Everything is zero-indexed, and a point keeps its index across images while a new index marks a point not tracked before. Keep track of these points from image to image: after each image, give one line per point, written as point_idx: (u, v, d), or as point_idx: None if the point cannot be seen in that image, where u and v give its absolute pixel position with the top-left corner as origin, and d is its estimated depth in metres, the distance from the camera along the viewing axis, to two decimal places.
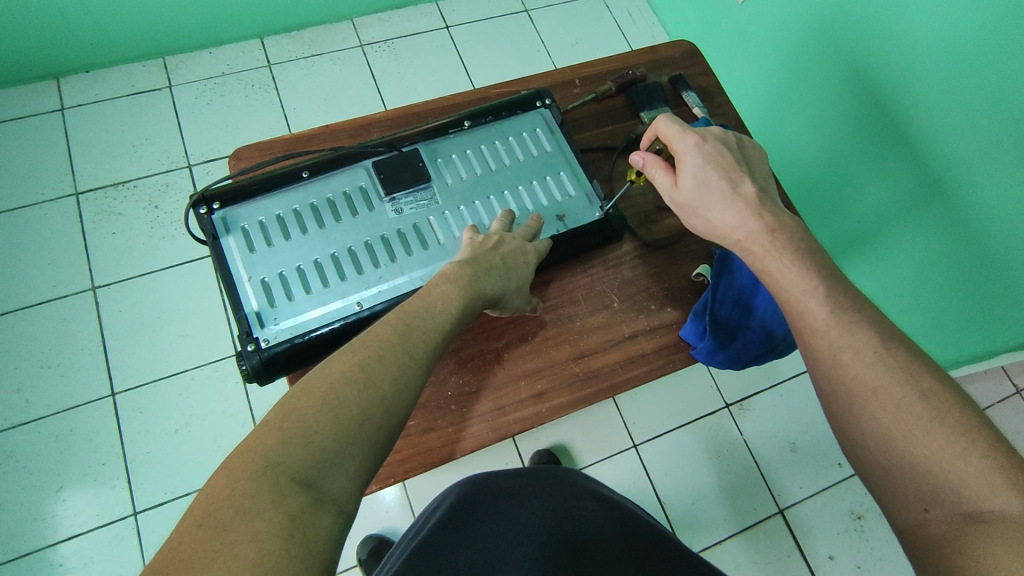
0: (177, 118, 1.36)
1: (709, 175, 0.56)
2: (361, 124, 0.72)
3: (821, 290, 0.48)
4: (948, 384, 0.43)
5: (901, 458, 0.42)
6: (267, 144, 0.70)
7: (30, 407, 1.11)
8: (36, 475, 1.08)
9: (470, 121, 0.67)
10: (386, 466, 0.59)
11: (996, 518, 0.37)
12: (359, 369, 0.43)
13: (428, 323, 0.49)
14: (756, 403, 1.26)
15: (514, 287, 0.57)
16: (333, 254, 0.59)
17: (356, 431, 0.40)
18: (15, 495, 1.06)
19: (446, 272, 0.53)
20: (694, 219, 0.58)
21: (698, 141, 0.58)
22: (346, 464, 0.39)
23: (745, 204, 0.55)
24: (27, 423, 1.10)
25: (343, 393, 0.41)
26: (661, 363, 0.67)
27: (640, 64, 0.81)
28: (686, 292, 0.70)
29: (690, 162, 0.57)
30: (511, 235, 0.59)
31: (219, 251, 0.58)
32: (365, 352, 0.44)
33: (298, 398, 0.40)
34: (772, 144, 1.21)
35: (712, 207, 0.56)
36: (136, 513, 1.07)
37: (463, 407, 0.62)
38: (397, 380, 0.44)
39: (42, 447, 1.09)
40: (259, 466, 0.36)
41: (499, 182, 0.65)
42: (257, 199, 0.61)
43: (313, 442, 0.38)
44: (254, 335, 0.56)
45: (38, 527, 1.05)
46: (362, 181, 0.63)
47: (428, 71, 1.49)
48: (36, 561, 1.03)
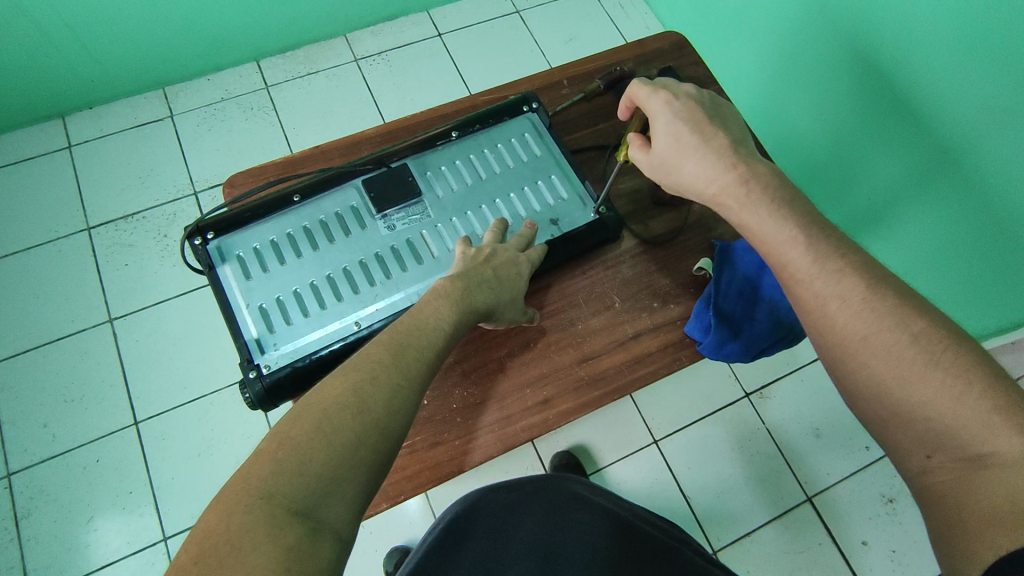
0: (180, 147, 1.37)
1: (681, 134, 0.54)
2: (351, 143, 0.72)
3: (804, 241, 0.46)
4: (939, 325, 0.41)
5: (901, 410, 0.40)
6: (259, 169, 0.70)
7: (57, 440, 1.14)
8: (67, 507, 1.10)
9: (458, 132, 0.67)
10: (394, 483, 0.59)
11: (996, 462, 0.36)
12: (350, 394, 0.42)
13: (422, 340, 0.49)
14: (777, 390, 1.23)
15: (506, 298, 0.57)
16: (329, 276, 0.59)
17: (351, 455, 0.40)
18: (48, 528, 1.08)
19: (437, 286, 0.53)
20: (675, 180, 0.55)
21: (668, 99, 0.55)
22: (343, 491, 0.39)
23: (718, 155, 0.52)
24: (56, 457, 1.13)
25: (337, 418, 0.41)
26: (668, 361, 0.65)
27: (628, 59, 0.80)
28: (689, 287, 0.69)
29: (663, 122, 0.55)
30: (503, 245, 0.59)
31: (216, 281, 0.58)
32: (358, 375, 0.44)
33: (290, 426, 0.40)
34: (776, 126, 1.19)
35: (689, 164, 0.53)
36: (166, 539, 1.09)
37: (469, 419, 0.62)
38: (392, 401, 0.43)
39: (71, 479, 1.11)
40: (254, 498, 0.36)
41: (491, 190, 0.65)
42: (251, 226, 0.61)
43: (308, 471, 0.38)
44: (256, 362, 0.56)
45: (72, 557, 1.07)
46: (353, 201, 0.63)
47: (423, 80, 1.49)
48: None
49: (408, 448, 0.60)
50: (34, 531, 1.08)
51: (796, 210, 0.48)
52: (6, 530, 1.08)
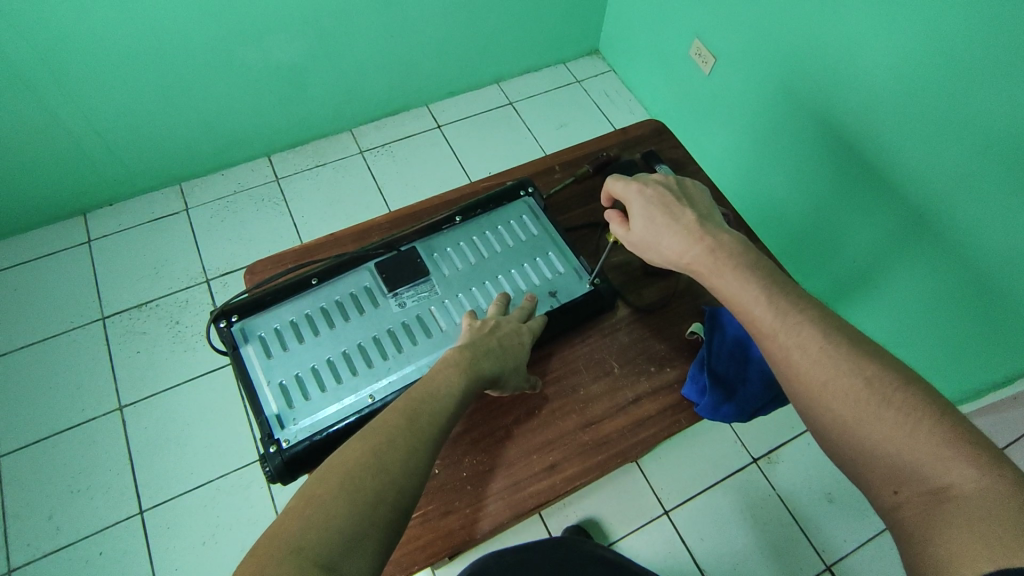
0: (195, 238, 1.45)
1: (653, 213, 0.60)
2: (363, 230, 0.79)
3: (764, 299, 0.51)
4: (891, 370, 0.45)
5: (865, 450, 0.43)
6: (278, 257, 0.76)
7: (61, 532, 1.13)
8: None
9: (461, 216, 0.73)
10: (408, 553, 0.60)
11: (957, 493, 0.38)
12: (369, 456, 0.45)
13: (432, 407, 0.51)
14: (784, 455, 1.24)
15: (510, 368, 0.60)
16: (344, 352, 0.64)
17: (372, 511, 0.43)
18: None
19: (446, 357, 0.57)
20: (652, 254, 0.61)
21: (636, 187, 0.62)
22: (363, 547, 0.41)
23: (686, 230, 0.58)
24: (60, 549, 1.12)
25: (359, 478, 0.44)
26: (667, 423, 0.68)
27: (612, 145, 0.88)
28: (682, 351, 0.73)
29: (637, 206, 0.62)
30: (506, 317, 0.64)
31: (239, 360, 0.62)
32: (376, 439, 0.47)
33: (316, 486, 0.43)
34: (757, 197, 1.27)
35: (664, 241, 0.59)
36: None
37: (479, 487, 0.64)
38: (408, 464, 0.46)
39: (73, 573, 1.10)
40: (283, 552, 0.39)
41: (493, 267, 0.70)
42: (272, 309, 0.66)
43: (333, 528, 0.41)
44: (275, 437, 0.59)
45: None
46: (366, 282, 0.68)
47: (424, 168, 1.59)
48: None
49: (420, 519, 0.62)
50: None
51: (765, 267, 0.54)
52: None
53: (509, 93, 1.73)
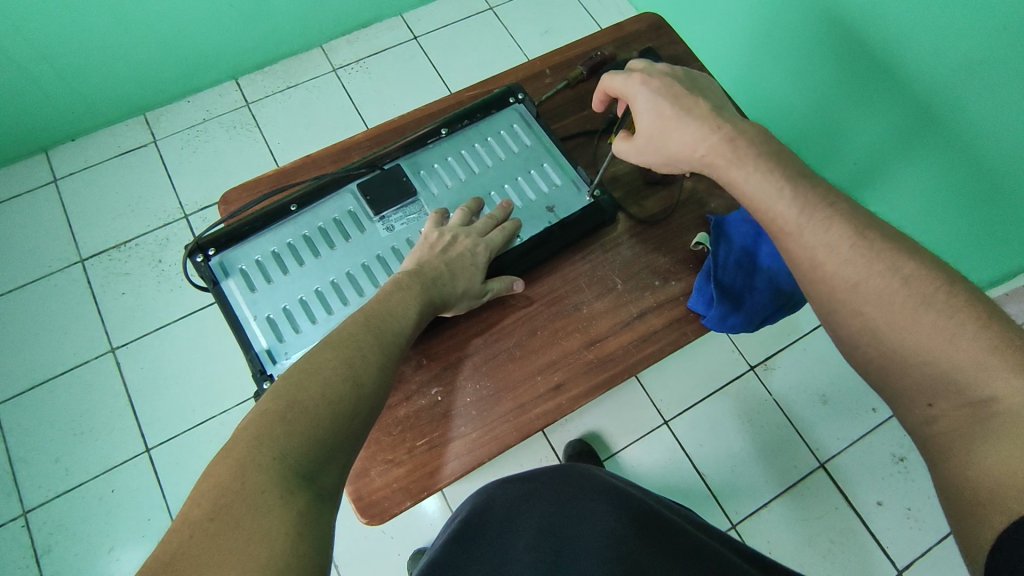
0: (167, 171, 1.37)
1: (661, 105, 0.55)
2: (342, 149, 0.72)
3: (785, 203, 0.47)
4: (924, 269, 0.41)
5: (902, 363, 0.41)
6: (254, 183, 0.70)
7: (70, 474, 1.14)
8: (87, 539, 1.10)
9: (447, 128, 0.67)
10: (416, 480, 0.59)
11: (1003, 409, 0.36)
12: (343, 367, 0.46)
13: (394, 326, 0.52)
14: (781, 360, 1.24)
15: (461, 287, 0.59)
16: (332, 282, 0.60)
17: (346, 426, 0.44)
18: (70, 561, 1.08)
19: (398, 278, 0.56)
20: (662, 153, 0.57)
21: (641, 79, 0.57)
22: (337, 459, 0.42)
23: (699, 121, 0.54)
24: (72, 489, 1.13)
25: (335, 388, 0.44)
26: (673, 337, 0.66)
27: (607, 44, 0.81)
28: (689, 262, 0.70)
29: (642, 102, 0.57)
30: (461, 228, 0.60)
31: (221, 296, 0.59)
32: (349, 351, 0.47)
33: (297, 392, 0.43)
34: (757, 99, 1.20)
35: (681, 136, 0.54)
36: None
37: (484, 411, 0.62)
38: (378, 378, 0.47)
39: (88, 511, 1.11)
40: (266, 458, 0.38)
41: (485, 183, 0.65)
42: (251, 240, 0.61)
43: (314, 443, 0.41)
44: (268, 372, 0.56)
45: None
46: (350, 205, 0.63)
47: (403, 84, 1.49)
48: None
49: (428, 445, 0.61)
50: (56, 565, 1.08)
51: (788, 162, 0.50)
52: (28, 569, 1.08)
53: None
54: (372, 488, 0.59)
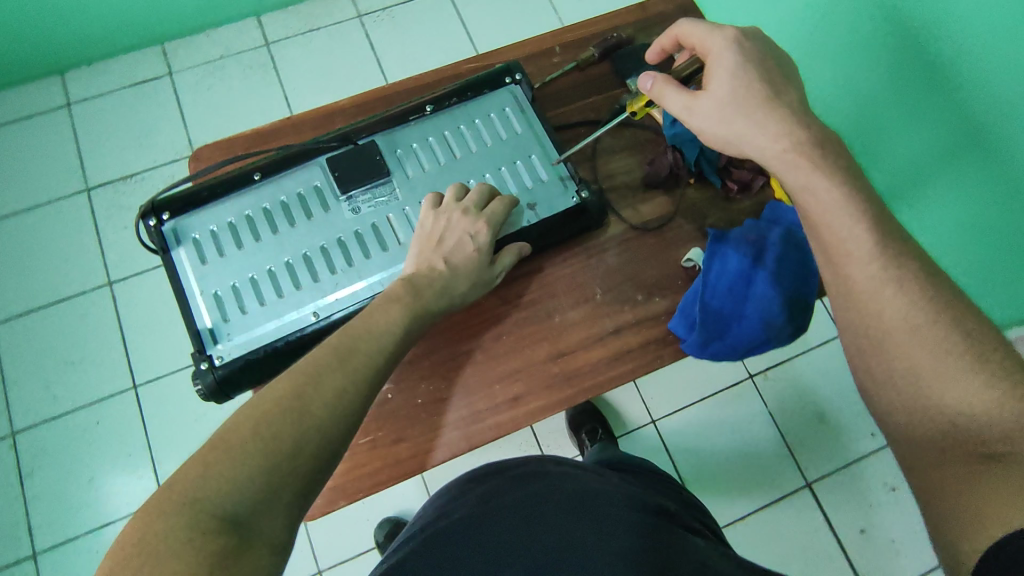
0: (180, 106, 1.34)
1: (750, 77, 0.49)
2: (325, 114, 0.67)
3: None
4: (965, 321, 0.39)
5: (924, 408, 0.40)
6: (229, 142, 0.66)
7: (58, 401, 1.15)
8: (69, 466, 1.11)
9: (432, 106, 0.61)
10: (354, 479, 0.57)
11: None
12: (293, 395, 0.42)
13: (367, 346, 0.47)
14: (782, 372, 1.19)
15: (467, 278, 0.55)
16: (286, 263, 0.56)
17: (292, 458, 0.40)
18: (51, 485, 1.11)
19: (393, 289, 0.52)
20: (720, 127, 0.50)
21: (726, 42, 0.51)
22: (278, 497, 0.38)
23: (787, 109, 0.48)
24: (59, 416, 1.14)
25: (277, 419, 0.40)
26: (647, 359, 0.62)
27: (628, 24, 0.73)
28: (676, 279, 0.64)
29: (728, 66, 0.50)
30: (452, 208, 0.56)
31: (170, 265, 0.56)
32: (303, 376, 0.43)
33: (231, 429, 0.39)
34: None
35: (750, 121, 0.48)
36: None
37: (435, 415, 0.59)
38: (337, 404, 0.43)
39: (73, 438, 1.13)
40: (180, 504, 0.35)
41: (465, 171, 0.60)
42: (209, 207, 0.58)
43: (236, 477, 0.37)
44: (208, 352, 0.54)
45: (75, 513, 1.09)
46: (316, 181, 0.58)
47: (429, 38, 1.42)
48: (75, 546, 1.08)
49: (371, 443, 0.58)
50: (38, 487, 1.10)
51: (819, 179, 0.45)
52: (15, 487, 1.10)
53: None
54: None
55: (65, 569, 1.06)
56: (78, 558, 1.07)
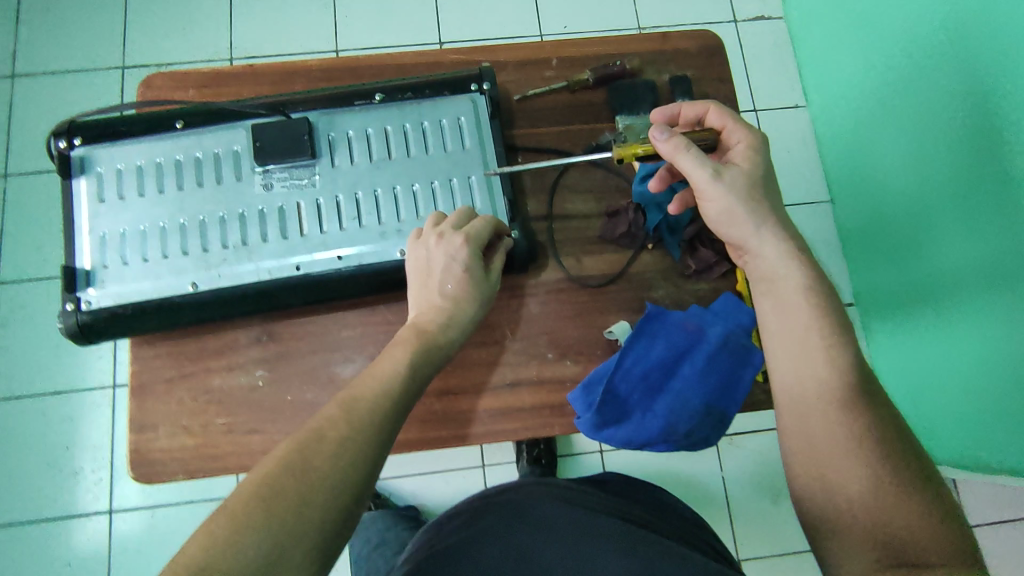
0: (230, 8, 1.22)
1: (765, 184, 0.51)
2: (286, 71, 0.63)
3: None
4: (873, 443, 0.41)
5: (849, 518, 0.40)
6: (182, 75, 0.62)
7: (47, 265, 1.15)
8: (41, 330, 1.13)
9: (382, 95, 0.56)
10: (196, 457, 0.55)
11: None
12: (297, 451, 0.39)
13: (371, 389, 0.43)
14: (750, 442, 1.09)
15: (474, 302, 0.50)
16: (181, 224, 0.53)
17: (306, 515, 0.36)
18: (18, 342, 1.12)
19: (399, 338, 0.47)
20: (732, 215, 0.50)
21: (744, 144, 0.53)
22: (287, 559, 0.35)
23: (785, 224, 0.50)
24: (43, 279, 1.15)
25: (283, 478, 0.37)
26: (537, 424, 0.57)
27: (640, 53, 0.66)
28: (596, 347, 0.59)
29: (751, 166, 0.51)
30: (435, 232, 0.51)
31: (67, 193, 0.53)
32: (305, 433, 0.40)
33: (235, 499, 0.36)
34: (863, 167, 1.05)
35: (750, 229, 0.49)
36: (117, 387, 1.12)
37: (297, 418, 0.56)
38: (344, 456, 0.39)
39: (47, 304, 1.14)
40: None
41: (394, 175, 0.55)
42: (123, 143, 0.55)
43: (242, 544, 0.34)
44: (76, 294, 0.52)
45: (32, 375, 1.12)
46: (237, 144, 0.55)
47: None
48: (25, 406, 1.11)
49: (225, 426, 0.56)
50: (6, 340, 1.12)
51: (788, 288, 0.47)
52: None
53: None
54: (154, 445, 0.55)
55: (3, 425, 1.10)
56: (24, 418, 1.10)
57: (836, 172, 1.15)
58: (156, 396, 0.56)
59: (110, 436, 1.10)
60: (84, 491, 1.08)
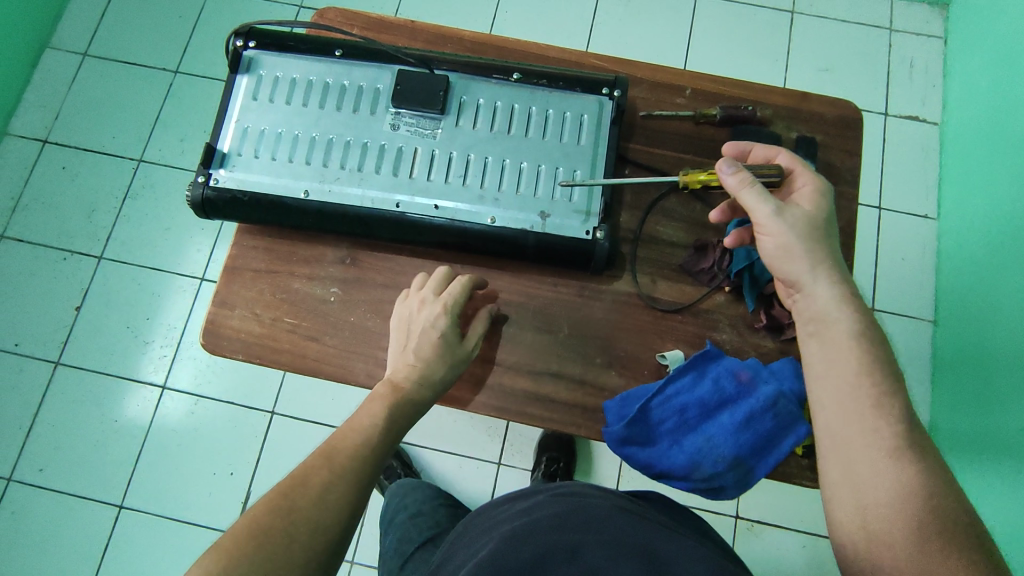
0: None
1: (823, 229, 0.52)
2: (440, 34, 0.68)
3: None
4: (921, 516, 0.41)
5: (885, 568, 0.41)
6: (352, 15, 0.69)
7: (182, 157, 1.28)
8: (159, 213, 1.26)
9: (519, 75, 0.60)
10: (257, 345, 0.60)
11: None
12: (286, 495, 0.43)
13: (353, 438, 0.49)
14: (771, 535, 1.04)
15: (444, 362, 0.54)
16: (312, 137, 0.59)
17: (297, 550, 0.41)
18: (139, 216, 1.26)
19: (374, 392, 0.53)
20: (786, 253, 0.51)
21: (809, 190, 0.54)
22: None
23: (840, 273, 0.50)
24: (175, 169, 1.28)
25: (277, 518, 0.42)
26: (565, 420, 0.58)
27: (774, 105, 0.66)
28: (643, 368, 0.59)
29: (812, 210, 0.52)
30: (417, 296, 0.57)
31: (229, 84, 0.60)
32: (296, 477, 0.45)
33: (232, 534, 0.41)
34: (980, 296, 1.00)
35: (801, 269, 0.50)
36: (202, 281, 1.23)
37: (354, 339, 0.60)
38: (329, 497, 0.44)
39: (171, 192, 1.27)
40: None
41: (507, 148, 0.58)
42: (287, 56, 0.61)
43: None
44: (209, 171, 0.58)
45: (140, 249, 1.24)
46: (380, 83, 0.60)
47: (659, 26, 1.27)
48: (125, 272, 1.23)
49: (291, 326, 0.61)
50: (130, 212, 1.26)
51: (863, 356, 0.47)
52: (111, 198, 1.27)
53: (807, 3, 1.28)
54: (226, 323, 0.61)
55: (103, 283, 1.23)
56: (121, 282, 1.23)
57: (947, 292, 1.09)
58: (241, 281, 0.62)
59: (184, 321, 1.21)
60: (148, 361, 1.19)
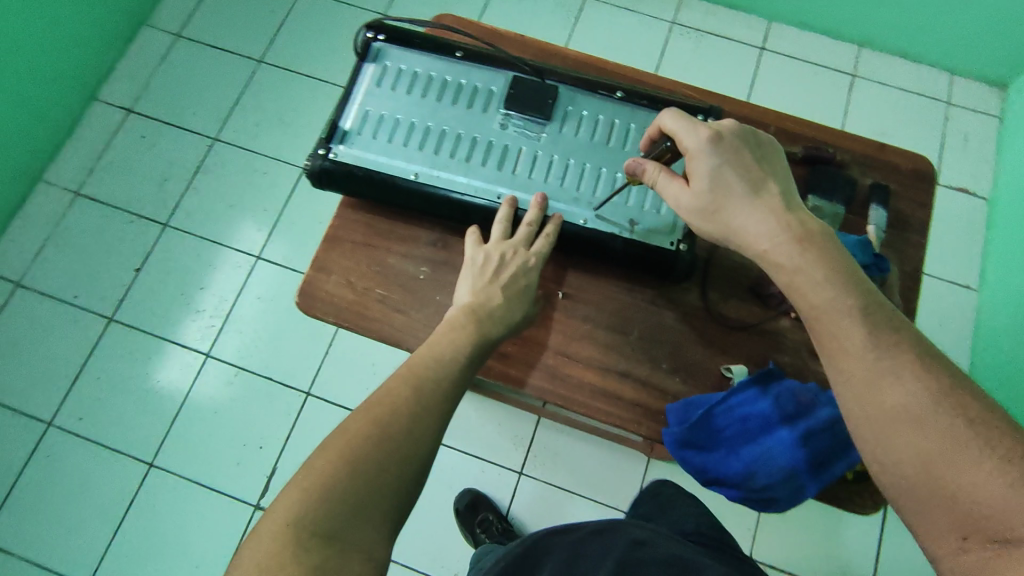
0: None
1: (727, 176, 0.52)
2: (547, 50, 0.74)
3: None
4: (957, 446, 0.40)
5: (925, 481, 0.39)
6: (467, 23, 0.75)
7: (256, 141, 1.35)
8: (227, 190, 1.32)
9: (622, 94, 0.65)
10: (348, 311, 0.65)
11: None
12: (372, 425, 0.46)
13: (432, 374, 0.52)
14: None
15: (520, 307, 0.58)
16: (427, 126, 0.64)
17: (383, 478, 0.45)
18: (209, 191, 1.32)
19: (453, 319, 0.56)
20: (715, 224, 0.53)
21: (692, 149, 0.54)
22: (368, 514, 0.43)
23: (769, 207, 0.51)
24: (247, 150, 1.34)
25: (362, 446, 0.45)
26: (628, 416, 0.61)
27: (850, 151, 0.70)
28: (706, 379, 0.63)
29: (706, 168, 0.53)
30: (511, 244, 0.60)
31: (357, 71, 0.66)
32: (379, 407, 0.48)
33: (319, 457, 0.45)
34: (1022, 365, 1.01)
35: (724, 231, 0.52)
36: (258, 258, 1.28)
37: (437, 316, 0.64)
38: (413, 431, 0.48)
39: (241, 171, 1.33)
40: (284, 524, 0.41)
41: (605, 158, 0.63)
42: (412, 52, 0.67)
43: (332, 495, 0.43)
44: (330, 145, 0.63)
45: (206, 221, 1.30)
46: (495, 86, 0.65)
47: (722, 75, 1.33)
48: (189, 242, 1.29)
49: (381, 297, 0.65)
50: (201, 186, 1.33)
51: None
52: (184, 171, 1.33)
53: (870, 69, 1.32)
54: (320, 287, 0.65)
55: (166, 249, 1.29)
56: (183, 250, 1.29)
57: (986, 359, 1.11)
58: (338, 251, 0.67)
59: (237, 293, 1.26)
60: (196, 328, 1.24)
